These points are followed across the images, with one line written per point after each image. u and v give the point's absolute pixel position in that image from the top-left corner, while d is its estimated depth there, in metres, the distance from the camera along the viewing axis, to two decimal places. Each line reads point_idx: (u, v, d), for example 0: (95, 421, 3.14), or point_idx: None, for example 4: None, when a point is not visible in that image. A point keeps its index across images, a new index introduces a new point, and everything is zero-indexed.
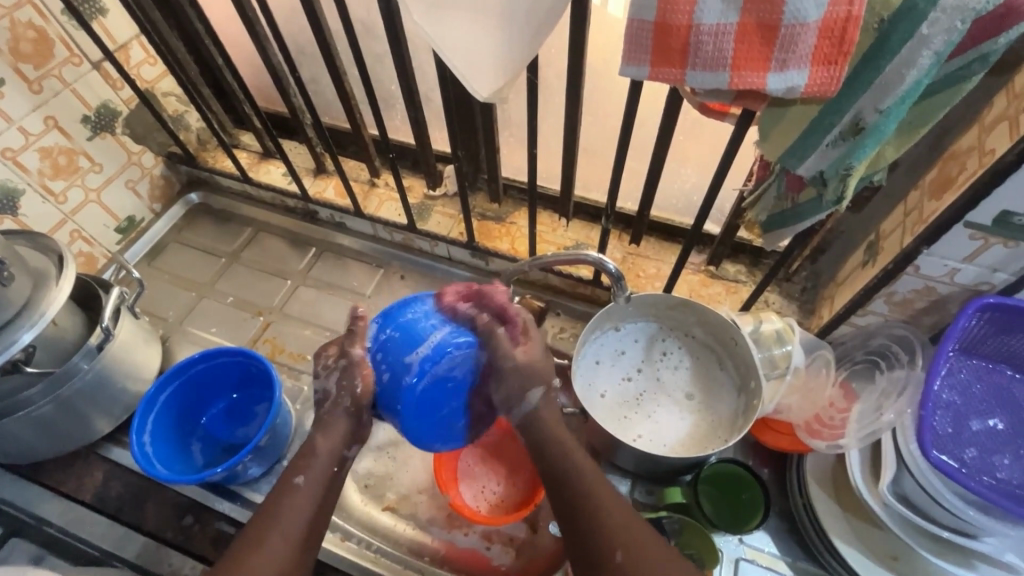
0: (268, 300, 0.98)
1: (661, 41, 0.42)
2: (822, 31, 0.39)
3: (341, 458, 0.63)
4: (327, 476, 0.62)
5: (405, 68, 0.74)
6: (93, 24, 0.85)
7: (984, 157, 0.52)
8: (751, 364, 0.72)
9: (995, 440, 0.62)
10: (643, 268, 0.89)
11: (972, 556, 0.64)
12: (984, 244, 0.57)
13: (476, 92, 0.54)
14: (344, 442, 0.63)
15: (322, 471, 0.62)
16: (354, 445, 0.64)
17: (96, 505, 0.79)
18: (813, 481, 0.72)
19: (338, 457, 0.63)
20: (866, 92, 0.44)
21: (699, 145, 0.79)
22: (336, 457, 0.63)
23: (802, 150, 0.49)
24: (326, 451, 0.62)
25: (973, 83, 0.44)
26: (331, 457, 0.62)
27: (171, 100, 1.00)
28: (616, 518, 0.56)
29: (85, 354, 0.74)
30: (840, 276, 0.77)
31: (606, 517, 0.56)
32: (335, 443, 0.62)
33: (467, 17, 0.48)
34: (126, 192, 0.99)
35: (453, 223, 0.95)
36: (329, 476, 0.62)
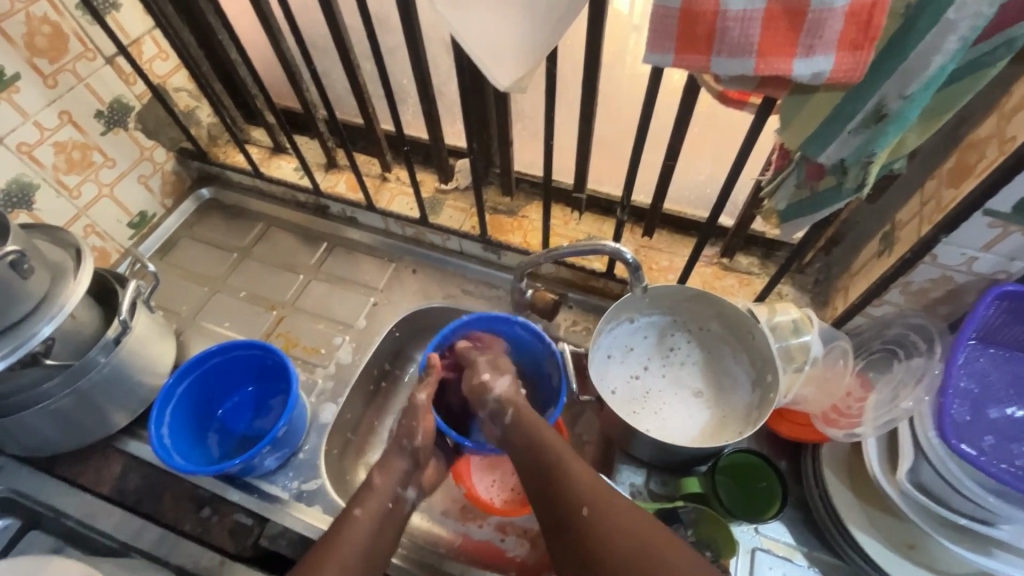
0: (280, 294, 0.98)
1: (687, 28, 0.42)
2: (848, 16, 0.39)
3: (396, 494, 0.71)
4: (382, 509, 0.69)
5: (420, 60, 0.74)
6: (107, 18, 0.85)
7: (1004, 144, 0.52)
8: (767, 356, 0.72)
9: (1013, 428, 0.62)
10: (656, 260, 0.89)
11: (989, 543, 0.63)
12: (1003, 233, 0.58)
13: (497, 82, 0.54)
14: (400, 479, 0.72)
15: (378, 504, 0.69)
16: (410, 485, 0.73)
17: (113, 497, 0.80)
18: (828, 471, 0.72)
19: (393, 493, 0.71)
20: (891, 78, 0.44)
21: (714, 136, 0.79)
22: (391, 494, 0.70)
23: (824, 138, 0.49)
24: (384, 487, 0.71)
25: (998, 68, 0.44)
26: (386, 492, 0.70)
27: (183, 95, 1.00)
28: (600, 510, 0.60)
29: (102, 348, 0.74)
30: (854, 267, 0.77)
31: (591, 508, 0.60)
32: (393, 480, 0.72)
33: (489, 6, 0.48)
34: (138, 188, 0.99)
35: (465, 217, 0.96)
36: (383, 510, 0.69)
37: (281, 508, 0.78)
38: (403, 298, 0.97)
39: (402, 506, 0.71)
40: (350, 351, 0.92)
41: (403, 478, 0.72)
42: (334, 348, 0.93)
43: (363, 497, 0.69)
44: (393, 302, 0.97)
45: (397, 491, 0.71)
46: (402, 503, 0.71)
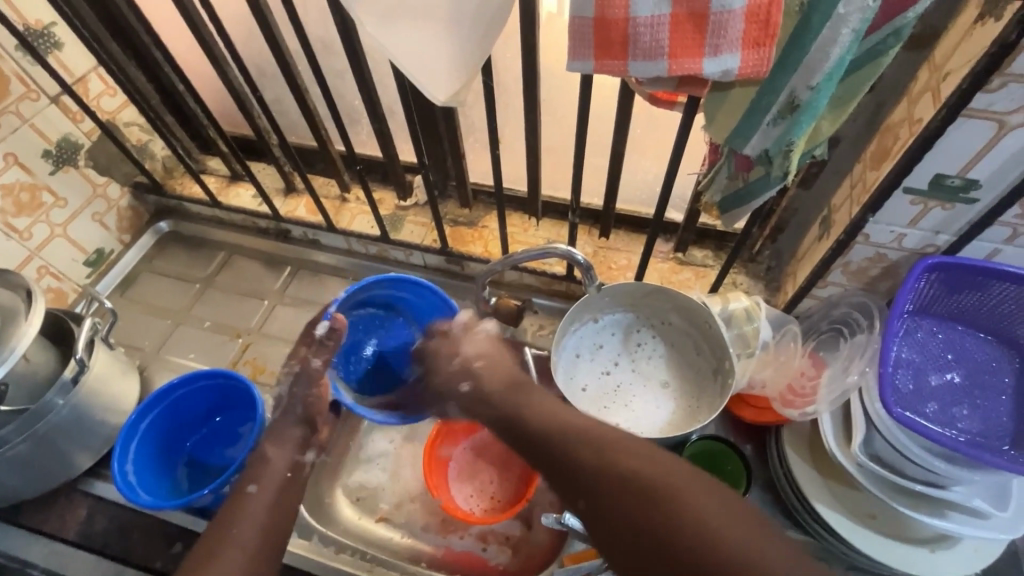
0: (246, 321, 0.98)
1: (602, 34, 0.45)
2: (747, 17, 0.42)
3: (294, 463, 0.71)
4: (279, 480, 0.69)
5: (365, 80, 0.76)
6: (49, 58, 0.84)
7: (914, 125, 0.56)
8: (722, 344, 0.75)
9: (953, 393, 0.65)
10: (614, 260, 0.91)
11: (943, 506, 0.65)
12: (924, 209, 0.61)
13: (433, 97, 0.56)
14: (297, 447, 0.73)
15: (274, 476, 0.69)
16: (308, 449, 0.74)
17: (81, 543, 0.78)
18: (791, 451, 0.74)
19: (291, 462, 0.71)
20: (796, 71, 0.47)
21: (656, 138, 0.82)
22: (289, 463, 0.71)
23: (746, 132, 0.52)
24: (279, 459, 0.71)
25: (891, 56, 0.47)
26: (283, 463, 0.70)
27: (134, 129, 0.99)
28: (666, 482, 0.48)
29: (59, 389, 0.73)
30: (800, 252, 0.80)
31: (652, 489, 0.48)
32: (288, 450, 0.72)
33: (416, 26, 0.50)
34: (92, 226, 0.98)
35: (426, 232, 0.97)
36: (281, 480, 0.69)
37: None
38: None
39: (301, 470, 0.72)
40: None
41: (300, 444, 0.73)
42: None
43: (257, 473, 0.68)
44: None
45: (296, 458, 0.72)
46: (302, 467, 0.72)
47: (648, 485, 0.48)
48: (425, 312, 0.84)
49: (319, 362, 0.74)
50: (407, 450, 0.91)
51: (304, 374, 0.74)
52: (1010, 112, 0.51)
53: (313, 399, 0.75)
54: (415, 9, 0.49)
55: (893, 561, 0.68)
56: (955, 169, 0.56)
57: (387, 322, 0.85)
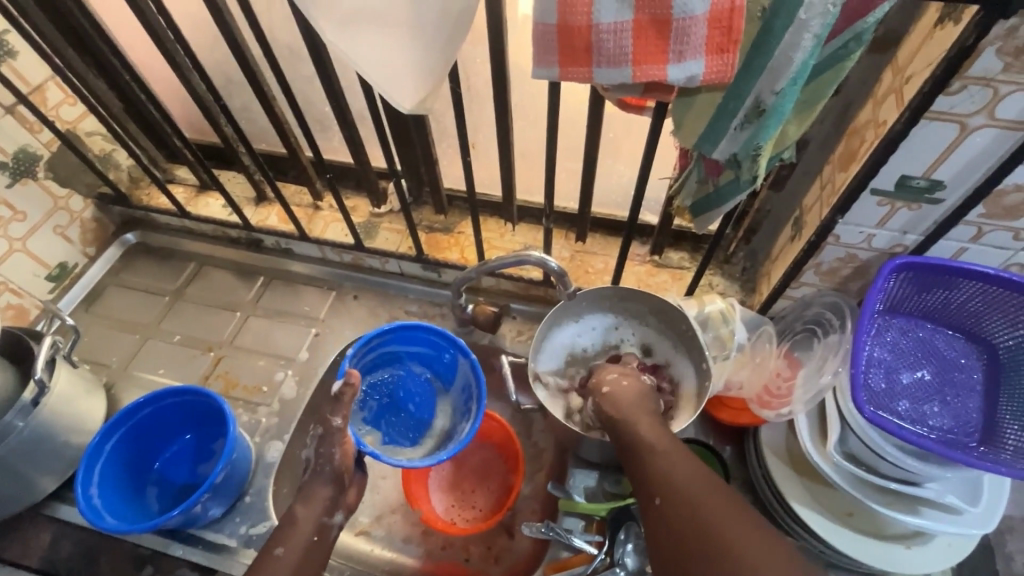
0: (217, 334, 0.96)
1: (566, 41, 0.44)
2: (710, 22, 0.42)
3: (321, 525, 0.67)
4: (303, 544, 0.66)
5: (333, 87, 0.74)
6: (2, 67, 0.81)
7: (879, 128, 0.56)
8: (698, 348, 0.75)
9: (923, 390, 0.66)
10: (591, 264, 0.91)
11: (917, 503, 0.66)
12: (891, 210, 0.62)
13: (399, 105, 0.54)
14: (324, 509, 0.68)
15: (301, 539, 0.66)
16: (336, 511, 0.69)
17: (46, 569, 0.75)
18: (768, 452, 0.74)
19: (318, 525, 0.67)
20: (761, 76, 0.47)
21: (629, 141, 0.82)
22: (315, 526, 0.67)
23: (713, 136, 0.52)
24: (305, 520, 0.67)
25: (854, 61, 0.47)
26: (309, 526, 0.67)
27: (96, 139, 0.96)
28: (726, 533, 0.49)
29: (19, 411, 0.70)
30: (774, 253, 0.81)
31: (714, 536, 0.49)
32: (316, 511, 0.67)
33: (378, 33, 0.49)
34: (54, 239, 0.95)
35: (401, 238, 0.96)
36: (307, 544, 0.66)
37: (229, 557, 0.75)
38: (344, 326, 0.95)
39: (329, 533, 0.67)
40: (295, 385, 0.90)
41: (329, 505, 0.68)
42: (277, 384, 0.90)
43: (284, 534, 0.66)
44: (336, 330, 0.95)
45: (322, 520, 0.67)
46: (329, 530, 0.68)
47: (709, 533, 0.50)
48: (427, 359, 0.84)
49: (340, 421, 0.68)
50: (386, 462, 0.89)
51: (326, 434, 0.68)
52: (971, 114, 0.51)
53: (337, 459, 0.68)
54: (375, 16, 0.48)
55: (870, 559, 0.69)
56: (920, 170, 0.57)
57: (389, 375, 0.83)
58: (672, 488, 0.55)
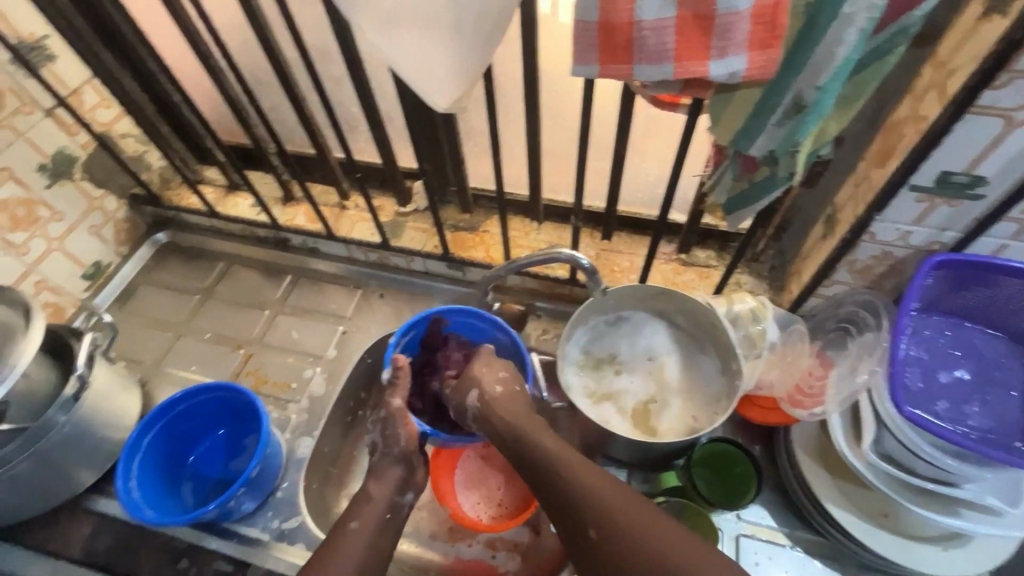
0: (247, 332, 0.97)
1: (607, 39, 0.44)
2: (754, 17, 0.41)
3: (393, 504, 0.69)
4: (377, 519, 0.67)
5: (364, 87, 0.75)
6: (42, 71, 0.83)
7: (919, 123, 0.56)
8: (729, 345, 0.74)
9: (962, 390, 0.65)
10: (616, 262, 0.91)
11: (955, 504, 0.65)
12: (929, 206, 0.61)
13: (435, 105, 0.55)
14: (394, 488, 0.70)
15: (375, 516, 0.67)
16: (406, 491, 0.71)
17: (86, 560, 0.77)
18: (800, 451, 0.74)
19: (390, 503, 0.69)
20: (802, 72, 0.46)
21: (657, 139, 0.82)
22: (388, 504, 0.69)
23: (752, 132, 0.51)
24: (378, 497, 0.69)
25: (897, 55, 0.47)
26: (381, 504, 0.68)
27: (130, 141, 0.98)
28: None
29: (61, 406, 0.72)
30: (803, 251, 0.80)
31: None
32: (388, 490, 0.69)
33: (417, 33, 0.50)
34: (90, 239, 0.97)
35: (427, 237, 0.96)
36: (380, 521, 0.67)
37: (262, 550, 0.76)
38: (371, 324, 0.96)
39: (399, 512, 0.69)
40: (323, 382, 0.91)
41: (398, 486, 0.70)
42: (306, 381, 0.92)
43: (358, 509, 0.68)
44: (362, 328, 0.96)
45: (394, 499, 0.69)
46: (400, 508, 0.69)
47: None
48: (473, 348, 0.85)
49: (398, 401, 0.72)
50: None
51: (390, 416, 0.72)
52: (1016, 108, 0.50)
53: (403, 442, 0.71)
54: (415, 16, 0.48)
55: (906, 561, 0.68)
56: (961, 166, 0.56)
57: None
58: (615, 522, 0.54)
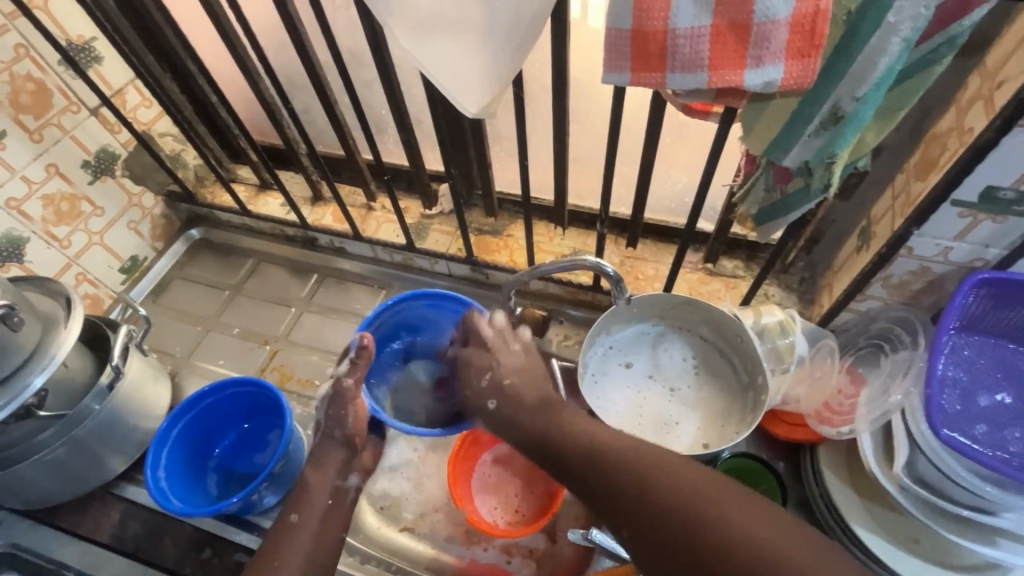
0: (273, 328, 0.99)
1: (640, 47, 0.44)
2: (793, 26, 0.41)
3: (336, 489, 0.72)
4: (321, 507, 0.70)
5: (394, 91, 0.76)
6: (89, 72, 0.87)
7: (964, 135, 0.53)
8: (756, 359, 0.73)
9: (1004, 414, 0.62)
10: (641, 271, 0.90)
11: (992, 532, 0.62)
12: (973, 221, 0.58)
13: (465, 110, 0.55)
14: (337, 472, 0.73)
15: (317, 505, 0.70)
16: (349, 474, 0.74)
17: (114, 545, 0.80)
18: (827, 470, 0.72)
19: (331, 489, 0.72)
20: (842, 81, 0.45)
21: (686, 146, 0.81)
22: (331, 488, 0.72)
23: (786, 142, 0.50)
24: (320, 486, 0.71)
25: (944, 65, 0.45)
26: (324, 489, 0.71)
27: (168, 140, 1.02)
28: (646, 460, 0.54)
29: (96, 395, 0.75)
30: (836, 263, 0.78)
31: (653, 476, 0.52)
32: (329, 474, 0.72)
33: (449, 39, 0.50)
34: (128, 234, 1.01)
35: (451, 240, 0.97)
36: (324, 507, 0.70)
37: None
38: None
39: (343, 496, 0.72)
40: None
41: (342, 468, 0.73)
42: (329, 379, 0.93)
43: (298, 501, 0.70)
44: None
45: (337, 483, 0.72)
46: (343, 493, 0.72)
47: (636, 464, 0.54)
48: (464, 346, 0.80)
49: (351, 382, 0.73)
50: (430, 459, 0.90)
51: (338, 394, 0.74)
52: None
53: (349, 422, 0.74)
54: (447, 24, 0.49)
55: None
56: (1008, 181, 0.54)
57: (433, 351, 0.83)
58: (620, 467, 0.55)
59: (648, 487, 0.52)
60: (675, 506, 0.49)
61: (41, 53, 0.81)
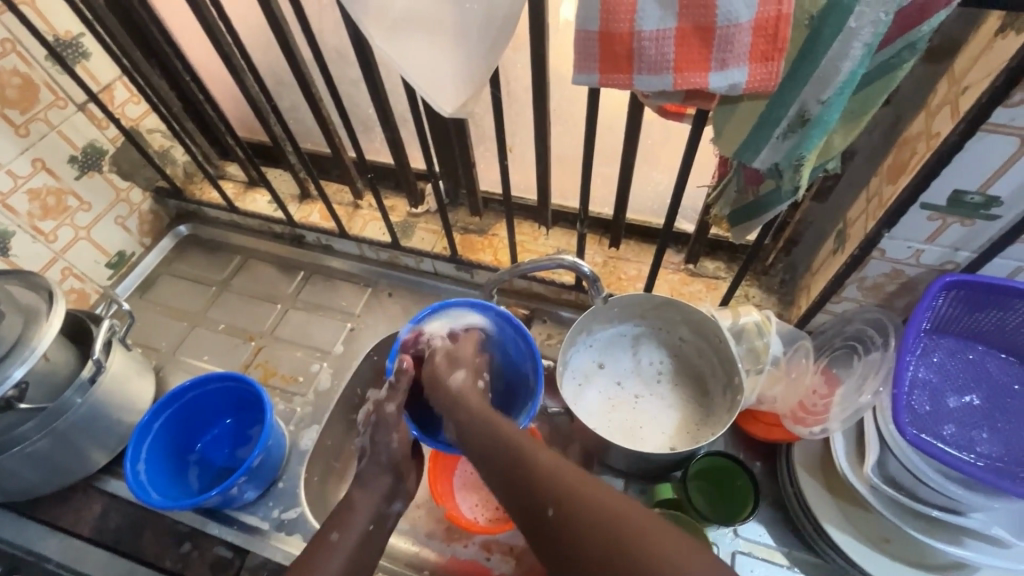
0: (259, 325, 1.00)
1: (608, 49, 0.45)
2: (755, 30, 0.41)
3: (379, 514, 0.68)
4: (360, 532, 0.66)
5: (377, 90, 0.76)
6: (76, 67, 0.87)
7: (932, 139, 0.54)
8: (731, 359, 0.73)
9: (972, 415, 0.63)
10: (623, 271, 0.90)
11: (961, 533, 0.63)
12: (942, 225, 0.59)
13: (441, 109, 0.56)
14: (383, 497, 0.68)
15: (358, 527, 0.66)
16: (395, 499, 0.69)
17: (95, 538, 0.80)
18: (801, 471, 0.72)
19: (375, 514, 0.67)
20: (807, 84, 0.46)
21: (667, 148, 0.82)
22: (373, 513, 0.67)
23: (755, 144, 0.51)
24: (363, 508, 0.67)
25: (906, 69, 0.46)
26: (366, 512, 0.67)
27: (156, 136, 1.03)
28: (638, 535, 0.47)
29: (77, 388, 0.75)
30: (814, 266, 0.78)
31: (587, 506, 0.50)
32: (374, 500, 0.68)
33: (422, 39, 0.51)
34: (115, 229, 1.01)
35: (437, 239, 0.98)
36: (363, 532, 0.66)
37: (261, 539, 0.78)
38: (378, 322, 0.98)
39: (384, 522, 0.68)
40: (329, 377, 0.93)
41: (388, 494, 0.68)
42: (313, 375, 0.94)
43: (340, 520, 0.67)
44: (369, 326, 0.98)
45: (380, 508, 0.68)
46: (386, 519, 0.68)
47: (618, 531, 0.48)
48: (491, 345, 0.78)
49: (392, 408, 0.70)
50: None
51: (382, 422, 0.70)
52: None
53: (395, 446, 0.70)
54: (421, 24, 0.50)
55: None
56: (974, 185, 0.55)
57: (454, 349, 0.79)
58: (558, 492, 0.53)
59: (583, 519, 0.50)
60: (619, 551, 0.47)
61: (28, 48, 0.82)
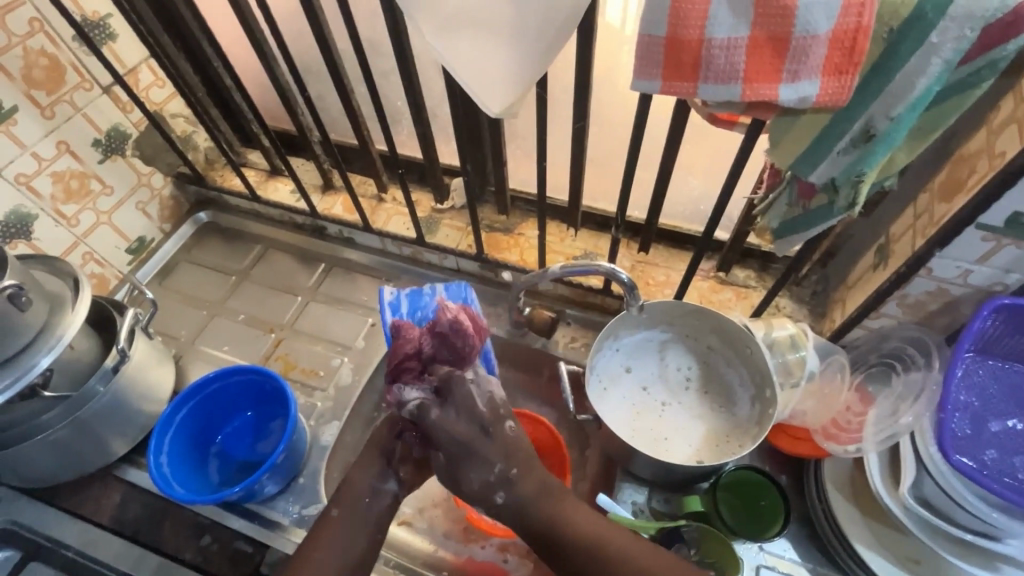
0: (278, 316, 0.99)
1: (673, 56, 0.43)
2: (832, 42, 0.40)
3: (373, 490, 0.66)
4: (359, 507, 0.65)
5: (413, 85, 0.74)
6: (103, 49, 0.86)
7: (994, 159, 0.52)
8: (764, 370, 0.72)
9: (1013, 441, 0.61)
10: (652, 275, 0.89)
11: (995, 558, 0.63)
12: (996, 245, 0.57)
13: (487, 110, 0.54)
14: (377, 473, 0.67)
15: (353, 501, 0.65)
16: (388, 478, 0.67)
17: (113, 527, 0.80)
18: (831, 487, 0.72)
19: (369, 489, 0.66)
20: (876, 100, 0.44)
21: (705, 154, 0.80)
22: (367, 488, 0.66)
23: (814, 158, 0.49)
24: (359, 482, 0.66)
25: (982, 88, 0.44)
26: (360, 489, 0.66)
27: (179, 121, 1.01)
28: None
29: (101, 376, 0.74)
30: (850, 279, 0.77)
31: None
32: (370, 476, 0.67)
33: (475, 38, 0.49)
34: (136, 214, 1.00)
35: (462, 236, 0.96)
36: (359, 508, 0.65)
37: (281, 534, 0.78)
38: None
39: (382, 499, 0.66)
40: (350, 372, 0.92)
41: (379, 472, 0.67)
42: (333, 369, 0.93)
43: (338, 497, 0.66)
44: None
45: (374, 485, 0.66)
46: (382, 496, 0.66)
47: None
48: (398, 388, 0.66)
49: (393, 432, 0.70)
50: None
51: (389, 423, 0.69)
52: None
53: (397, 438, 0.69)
54: (474, 21, 0.48)
55: None
56: None
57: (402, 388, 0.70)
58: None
59: None
60: None
61: (55, 27, 0.80)
